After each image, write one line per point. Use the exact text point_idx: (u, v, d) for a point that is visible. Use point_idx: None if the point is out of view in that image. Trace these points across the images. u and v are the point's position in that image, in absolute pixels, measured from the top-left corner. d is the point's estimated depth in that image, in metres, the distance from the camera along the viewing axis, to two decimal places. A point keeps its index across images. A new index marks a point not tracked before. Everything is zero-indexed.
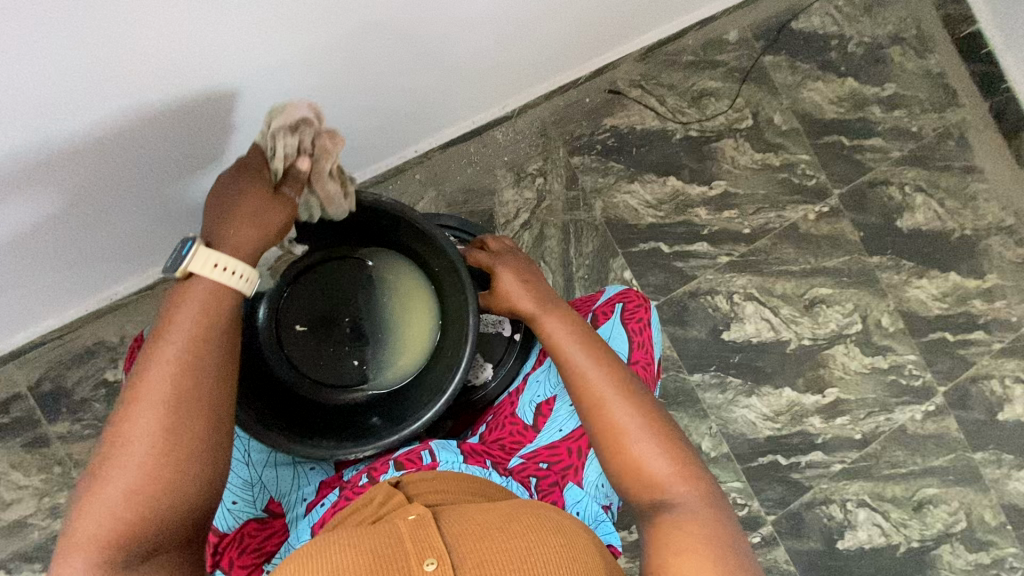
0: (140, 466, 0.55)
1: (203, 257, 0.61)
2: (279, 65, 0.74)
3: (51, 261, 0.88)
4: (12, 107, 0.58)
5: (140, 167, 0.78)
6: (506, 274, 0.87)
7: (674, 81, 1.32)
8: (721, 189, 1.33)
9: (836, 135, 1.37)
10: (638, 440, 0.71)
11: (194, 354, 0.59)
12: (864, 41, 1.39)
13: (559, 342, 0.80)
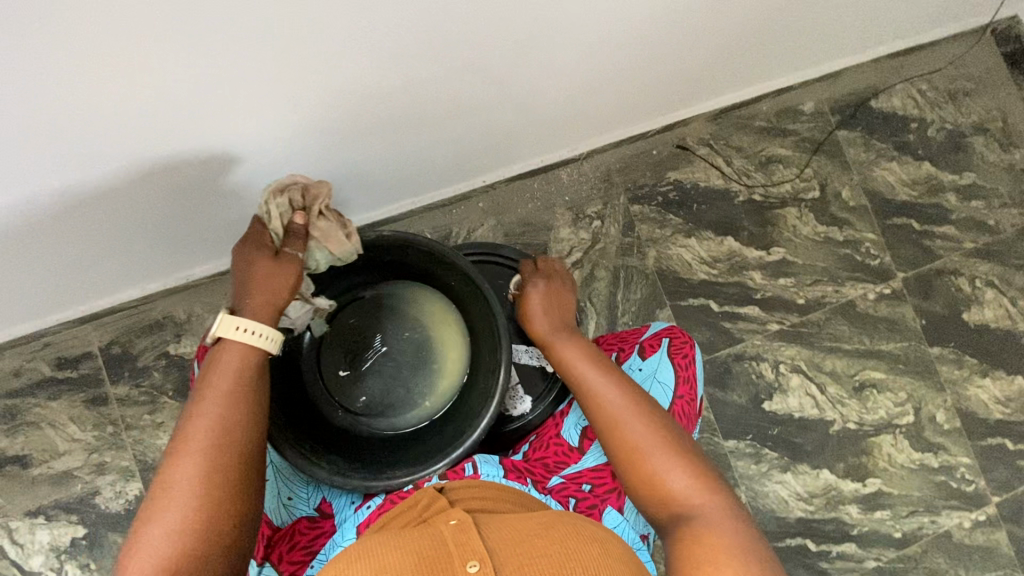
0: (192, 484, 0.62)
1: (230, 327, 0.72)
2: (373, 90, 0.80)
3: (141, 237, 0.95)
4: (149, 92, 0.65)
5: (240, 163, 0.84)
6: (534, 296, 0.91)
7: (743, 143, 1.32)
8: (779, 255, 1.31)
9: (905, 218, 1.34)
10: (652, 452, 0.72)
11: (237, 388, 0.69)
12: (946, 127, 1.36)
13: (572, 362, 0.82)
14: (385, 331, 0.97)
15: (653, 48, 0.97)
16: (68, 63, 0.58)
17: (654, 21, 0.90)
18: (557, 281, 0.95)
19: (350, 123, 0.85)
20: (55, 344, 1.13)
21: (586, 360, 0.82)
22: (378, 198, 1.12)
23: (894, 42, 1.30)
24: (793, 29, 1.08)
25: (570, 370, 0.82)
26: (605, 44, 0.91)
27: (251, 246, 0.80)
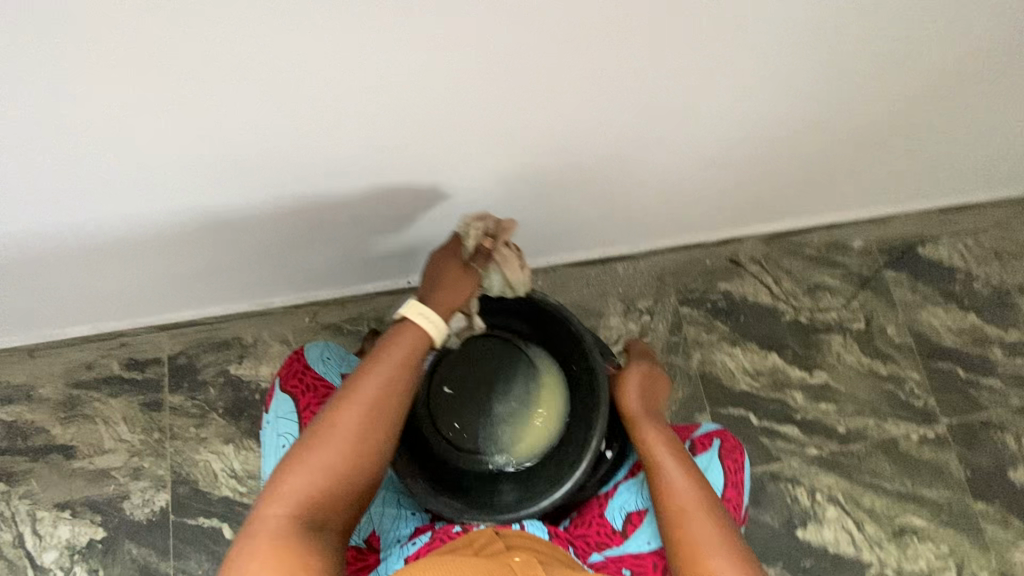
0: (339, 453, 0.66)
1: (415, 309, 0.78)
2: (477, 172, 0.89)
3: (245, 261, 1.04)
4: (316, 135, 0.74)
5: (356, 209, 0.93)
6: (630, 383, 0.89)
7: (794, 267, 1.38)
8: (822, 379, 1.33)
9: (950, 363, 1.35)
10: (723, 556, 0.71)
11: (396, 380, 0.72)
12: (992, 283, 1.41)
13: (657, 448, 0.82)
14: (478, 373, 0.94)
15: (725, 173, 1.04)
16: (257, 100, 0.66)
17: (730, 152, 0.97)
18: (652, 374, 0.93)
19: (446, 197, 0.93)
20: (130, 346, 1.21)
21: (672, 449, 0.82)
22: None
23: (950, 198, 1.35)
24: (857, 176, 1.15)
25: (653, 453, 0.82)
26: (679, 165, 0.99)
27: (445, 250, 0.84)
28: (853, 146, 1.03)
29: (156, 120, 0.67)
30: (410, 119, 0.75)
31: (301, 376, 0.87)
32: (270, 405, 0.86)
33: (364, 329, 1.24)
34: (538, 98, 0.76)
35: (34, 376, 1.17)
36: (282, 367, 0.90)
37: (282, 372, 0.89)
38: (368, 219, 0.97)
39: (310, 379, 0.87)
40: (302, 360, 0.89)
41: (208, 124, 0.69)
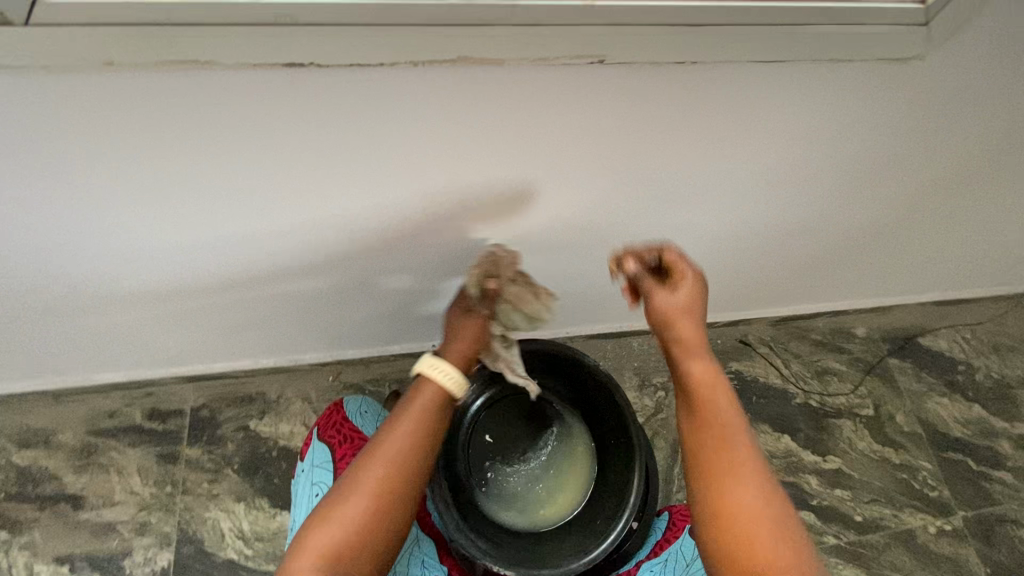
0: (376, 491, 0.62)
1: (428, 361, 0.73)
2: (499, 263, 0.81)
3: (264, 330, 0.95)
4: (352, 215, 0.65)
5: (389, 287, 0.84)
6: (661, 297, 0.64)
7: (801, 350, 1.34)
8: (835, 464, 1.26)
9: (959, 454, 1.29)
10: (766, 540, 0.54)
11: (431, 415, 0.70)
12: (992, 375, 1.37)
13: (705, 391, 0.62)
14: (507, 429, 0.85)
15: (754, 268, 0.97)
16: (290, 182, 0.57)
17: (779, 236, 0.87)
18: (699, 290, 0.65)
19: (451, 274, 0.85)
20: (155, 396, 1.16)
21: (722, 396, 0.62)
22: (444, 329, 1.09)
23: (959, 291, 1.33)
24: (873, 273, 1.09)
25: (699, 399, 0.62)
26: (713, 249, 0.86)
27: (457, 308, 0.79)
28: (876, 246, 0.96)
29: (209, 203, 0.59)
30: (443, 214, 0.66)
31: (338, 429, 0.87)
32: (306, 453, 0.87)
33: (386, 391, 1.20)
34: (576, 203, 0.68)
35: (57, 419, 1.13)
36: (321, 418, 0.91)
37: (320, 423, 0.90)
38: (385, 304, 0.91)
39: (348, 431, 0.88)
40: (341, 412, 0.91)
41: (260, 206, 0.61)
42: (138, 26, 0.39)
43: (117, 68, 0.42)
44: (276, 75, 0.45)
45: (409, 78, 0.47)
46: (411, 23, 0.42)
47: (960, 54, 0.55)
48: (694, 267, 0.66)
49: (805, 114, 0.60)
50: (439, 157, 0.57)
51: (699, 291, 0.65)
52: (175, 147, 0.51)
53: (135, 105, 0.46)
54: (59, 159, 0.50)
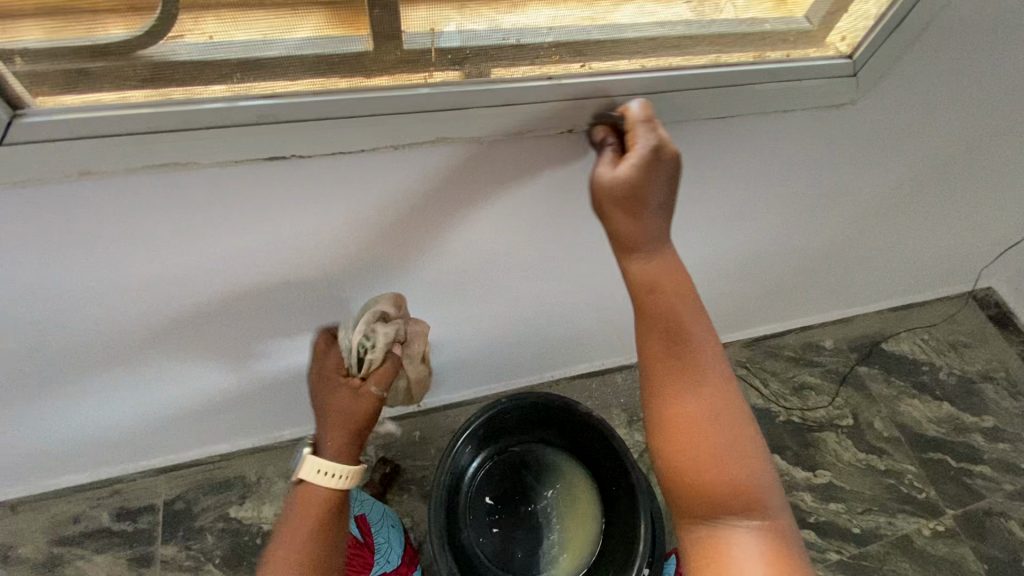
0: None
1: (309, 468, 0.62)
2: (444, 315, 0.77)
3: (210, 420, 0.86)
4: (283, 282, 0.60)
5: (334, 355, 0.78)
6: (602, 173, 0.46)
7: (777, 367, 1.27)
8: (827, 478, 1.17)
9: (939, 453, 1.21)
10: (719, 455, 0.48)
11: (299, 537, 0.59)
12: (955, 372, 1.30)
13: (656, 289, 0.50)
14: (508, 484, 0.84)
15: (731, 286, 0.96)
16: (214, 254, 0.53)
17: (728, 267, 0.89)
18: (656, 163, 0.45)
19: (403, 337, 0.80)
20: (123, 493, 1.04)
21: (681, 296, 0.51)
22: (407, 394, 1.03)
23: (931, 290, 1.31)
24: (832, 279, 1.09)
25: (652, 295, 0.50)
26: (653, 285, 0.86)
27: (322, 361, 0.67)
28: (839, 255, 0.98)
29: (150, 284, 0.54)
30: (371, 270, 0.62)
31: None
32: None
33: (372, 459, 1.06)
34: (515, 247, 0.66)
35: (14, 532, 0.99)
36: None
37: None
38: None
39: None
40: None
41: (195, 282, 0.56)
42: (122, 138, 0.39)
43: (98, 178, 0.42)
44: (257, 170, 0.45)
45: (387, 162, 0.48)
46: (383, 114, 0.43)
47: (891, 92, 0.61)
48: (650, 137, 0.45)
49: (766, 144, 0.62)
50: (422, 222, 0.57)
51: (656, 164, 0.44)
52: (154, 249, 0.50)
53: (115, 212, 0.45)
54: (12, 268, 0.48)
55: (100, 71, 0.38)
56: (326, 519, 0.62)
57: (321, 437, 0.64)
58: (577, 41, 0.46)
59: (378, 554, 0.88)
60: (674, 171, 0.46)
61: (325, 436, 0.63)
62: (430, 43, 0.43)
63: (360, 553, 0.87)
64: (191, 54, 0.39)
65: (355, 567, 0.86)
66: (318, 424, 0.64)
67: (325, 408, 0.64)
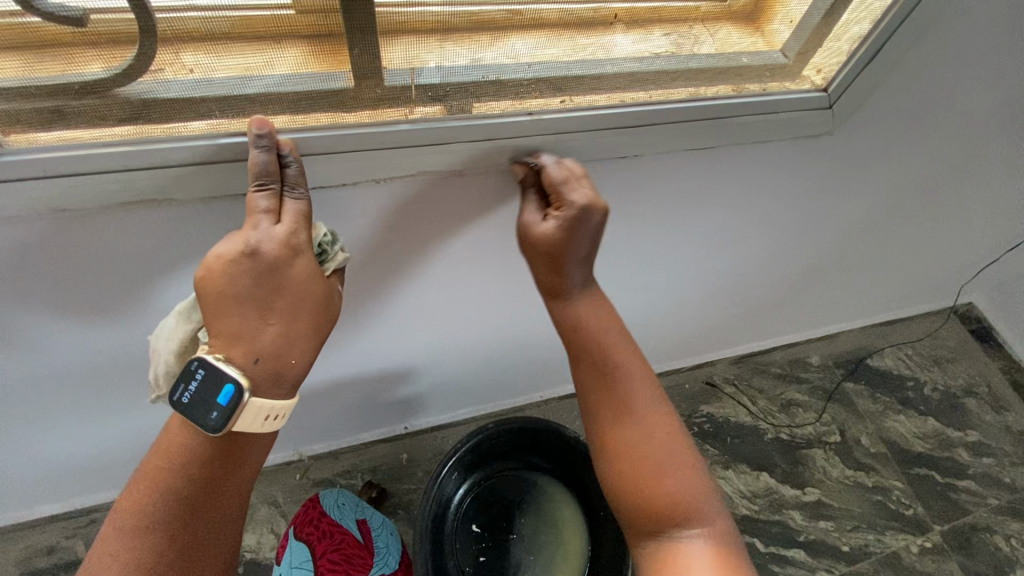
0: (172, 502, 0.42)
1: (248, 413, 0.42)
2: (435, 337, 0.77)
3: None
4: None
5: (319, 376, 0.77)
6: (531, 225, 0.51)
7: (764, 385, 1.28)
8: (815, 495, 1.17)
9: (926, 468, 1.21)
10: (654, 473, 0.52)
11: (183, 456, 0.42)
12: (939, 387, 1.32)
13: (579, 327, 0.56)
14: (495, 512, 0.83)
15: (717, 306, 0.96)
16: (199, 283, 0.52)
17: (715, 286, 0.89)
18: (579, 224, 0.48)
19: (390, 361, 0.80)
20: None
21: (604, 332, 0.56)
22: (397, 417, 1.02)
23: (913, 307, 1.32)
24: (816, 298, 1.10)
25: (577, 334, 0.56)
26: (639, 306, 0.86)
27: (275, 231, 0.41)
28: (823, 274, 0.99)
29: (137, 312, 0.53)
30: (357, 294, 0.62)
31: (317, 527, 0.83)
32: (281, 555, 0.80)
33: (359, 483, 1.04)
34: (505, 271, 0.66)
35: None
36: (295, 516, 0.85)
37: (296, 521, 0.84)
38: (349, 395, 0.86)
39: (326, 525, 0.84)
40: (318, 506, 0.85)
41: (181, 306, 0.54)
42: (97, 176, 0.39)
43: (71, 216, 0.41)
44: (237, 206, 0.45)
45: (370, 195, 0.48)
46: (366, 148, 0.44)
47: (867, 122, 0.62)
48: (580, 195, 0.47)
49: (748, 171, 0.63)
50: (405, 250, 0.57)
51: (577, 226, 0.48)
52: (132, 284, 0.49)
53: (86, 246, 0.44)
54: None
55: (76, 111, 0.38)
56: (251, 462, 0.45)
57: (267, 360, 0.42)
58: (556, 78, 0.47)
59: (378, 559, 0.84)
60: (599, 225, 0.49)
61: (284, 360, 0.43)
62: (410, 80, 0.43)
63: (360, 554, 0.83)
64: (169, 93, 0.39)
65: (355, 566, 0.81)
66: (261, 333, 0.42)
67: (278, 312, 0.42)
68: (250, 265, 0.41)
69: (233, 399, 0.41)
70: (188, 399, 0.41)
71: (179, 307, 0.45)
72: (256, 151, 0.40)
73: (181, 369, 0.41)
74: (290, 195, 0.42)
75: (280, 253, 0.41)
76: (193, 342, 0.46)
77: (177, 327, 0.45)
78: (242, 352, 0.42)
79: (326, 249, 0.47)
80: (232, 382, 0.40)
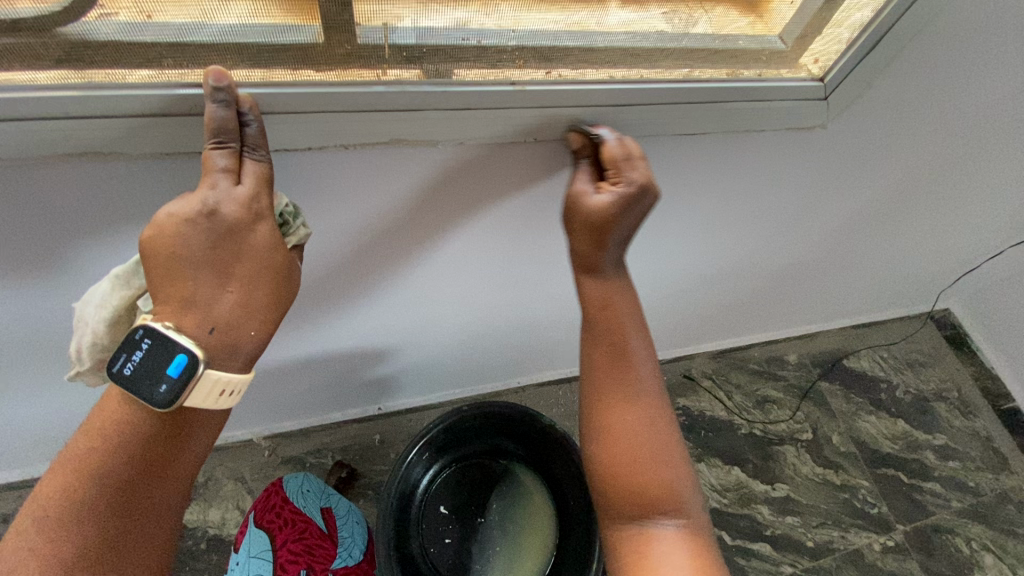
0: (103, 485, 0.38)
1: (202, 388, 0.39)
2: (408, 319, 0.74)
3: None
4: None
5: (286, 353, 0.74)
6: (581, 194, 0.49)
7: (741, 380, 1.28)
8: (784, 491, 1.18)
9: (893, 469, 1.23)
10: (649, 459, 0.52)
11: (122, 437, 0.39)
12: (911, 391, 1.33)
13: (606, 306, 0.55)
14: (463, 496, 0.81)
15: (698, 299, 0.96)
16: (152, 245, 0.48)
17: (698, 279, 0.88)
18: (632, 202, 0.47)
19: (360, 340, 0.77)
20: None
21: (628, 315, 0.55)
22: (368, 398, 0.99)
23: (892, 310, 1.33)
24: (797, 296, 1.09)
25: (602, 312, 0.55)
26: (620, 295, 0.85)
27: (236, 192, 0.38)
28: (806, 272, 0.98)
29: (84, 273, 0.49)
30: (323, 270, 0.59)
31: (280, 514, 0.82)
32: (241, 543, 0.79)
33: (329, 463, 1.02)
34: (484, 255, 0.64)
35: None
36: (258, 501, 0.83)
37: (258, 506, 0.83)
38: (318, 374, 0.84)
39: (289, 513, 0.82)
40: (281, 492, 0.84)
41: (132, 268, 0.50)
42: (31, 121, 0.36)
43: (3, 164, 0.37)
44: (192, 165, 0.42)
45: (339, 163, 0.45)
46: (334, 111, 0.41)
47: (861, 116, 0.61)
48: (637, 175, 0.46)
49: (736, 161, 0.61)
50: (375, 224, 0.54)
51: (631, 204, 0.47)
52: (78, 243, 0.46)
53: (22, 199, 0.40)
54: None
55: (9, 48, 0.34)
56: (199, 441, 0.43)
57: (223, 330, 0.39)
58: (543, 48, 0.44)
59: (341, 548, 0.84)
60: (645, 210, 0.49)
61: (241, 331, 0.40)
62: (383, 38, 0.40)
63: (323, 544, 0.82)
64: (114, 34, 0.35)
65: (318, 556, 0.80)
66: (217, 300, 0.39)
67: (236, 278, 0.39)
68: (206, 227, 0.38)
69: (185, 371, 0.38)
70: (131, 371, 0.37)
71: (116, 272, 0.42)
72: (213, 106, 0.36)
73: (124, 338, 0.38)
74: (251, 156, 0.39)
75: (240, 215, 0.39)
76: (129, 312, 0.43)
77: (110, 290, 0.42)
78: (195, 321, 0.38)
79: (289, 221, 0.44)
80: (185, 353, 0.37)
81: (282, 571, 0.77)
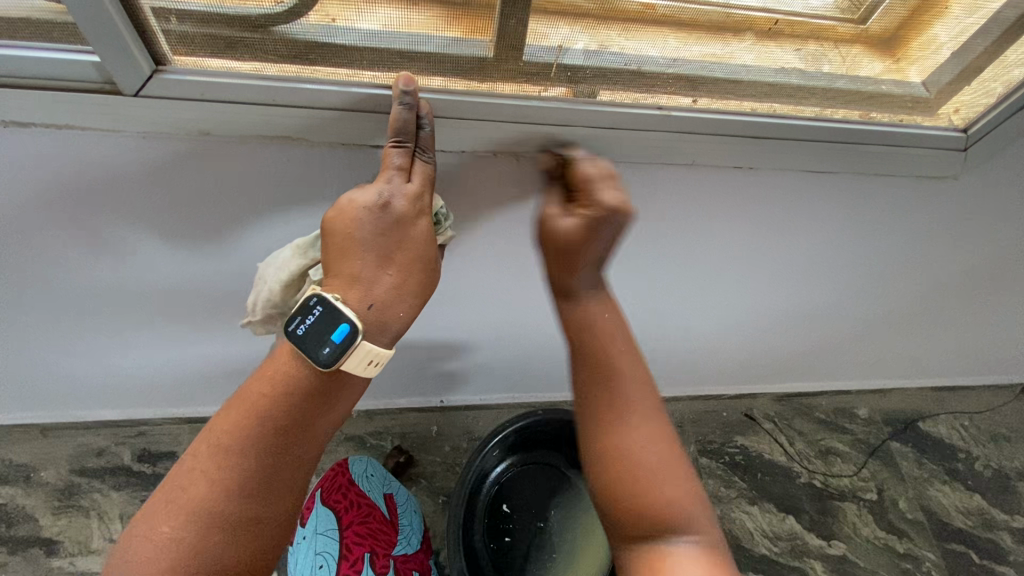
0: (257, 426, 0.44)
1: (356, 356, 0.43)
2: (493, 316, 0.78)
3: None
4: None
5: None
6: (552, 217, 0.47)
7: (805, 428, 1.23)
8: (841, 550, 1.13)
9: (963, 545, 1.15)
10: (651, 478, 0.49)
11: (282, 387, 0.44)
12: (991, 466, 1.24)
13: (585, 327, 0.53)
14: (527, 498, 0.83)
15: (772, 338, 0.93)
16: (299, 221, 0.53)
17: (781, 317, 0.86)
18: (603, 225, 0.44)
19: (445, 332, 0.80)
20: (147, 435, 0.99)
21: (611, 327, 0.53)
22: (436, 391, 1.03)
23: (982, 376, 1.24)
24: (878, 349, 1.05)
25: (581, 333, 0.53)
26: (698, 321, 0.84)
27: (406, 188, 0.43)
28: (895, 325, 0.94)
29: (236, 241, 0.55)
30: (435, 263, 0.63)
31: (343, 496, 0.85)
32: (307, 518, 0.82)
33: (388, 446, 1.07)
34: None
35: (36, 455, 0.96)
36: (322, 480, 0.86)
37: (322, 486, 0.85)
38: (398, 360, 0.88)
39: (354, 496, 0.85)
40: (346, 474, 0.86)
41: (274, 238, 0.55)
42: (245, 106, 0.41)
43: (212, 139, 0.43)
44: (363, 156, 0.47)
45: (482, 168, 0.50)
46: (495, 120, 0.45)
47: (994, 172, 0.59)
48: (609, 198, 0.44)
49: (849, 204, 0.61)
50: (494, 225, 0.58)
51: (600, 228, 0.44)
52: (241, 214, 0.51)
53: (215, 169, 0.46)
54: (103, 208, 0.49)
55: (247, 42, 0.40)
56: (342, 403, 0.47)
57: (378, 308, 0.44)
58: (693, 77, 0.46)
59: (400, 536, 0.86)
60: (621, 230, 0.46)
61: (392, 313, 0.45)
62: (555, 58, 0.43)
63: (385, 529, 0.85)
64: (316, 35, 0.40)
65: (381, 541, 0.84)
66: (378, 281, 0.44)
67: (396, 264, 0.44)
68: (379, 217, 0.43)
69: (347, 338, 0.43)
70: (303, 332, 0.42)
71: (298, 242, 0.49)
72: (399, 108, 0.41)
73: (300, 303, 0.43)
74: (421, 157, 0.44)
75: (407, 210, 0.43)
76: (298, 277, 0.49)
77: (292, 254, 0.49)
78: (358, 297, 0.44)
79: (441, 222, 0.49)
80: (348, 322, 0.42)
81: (347, 551, 0.81)
